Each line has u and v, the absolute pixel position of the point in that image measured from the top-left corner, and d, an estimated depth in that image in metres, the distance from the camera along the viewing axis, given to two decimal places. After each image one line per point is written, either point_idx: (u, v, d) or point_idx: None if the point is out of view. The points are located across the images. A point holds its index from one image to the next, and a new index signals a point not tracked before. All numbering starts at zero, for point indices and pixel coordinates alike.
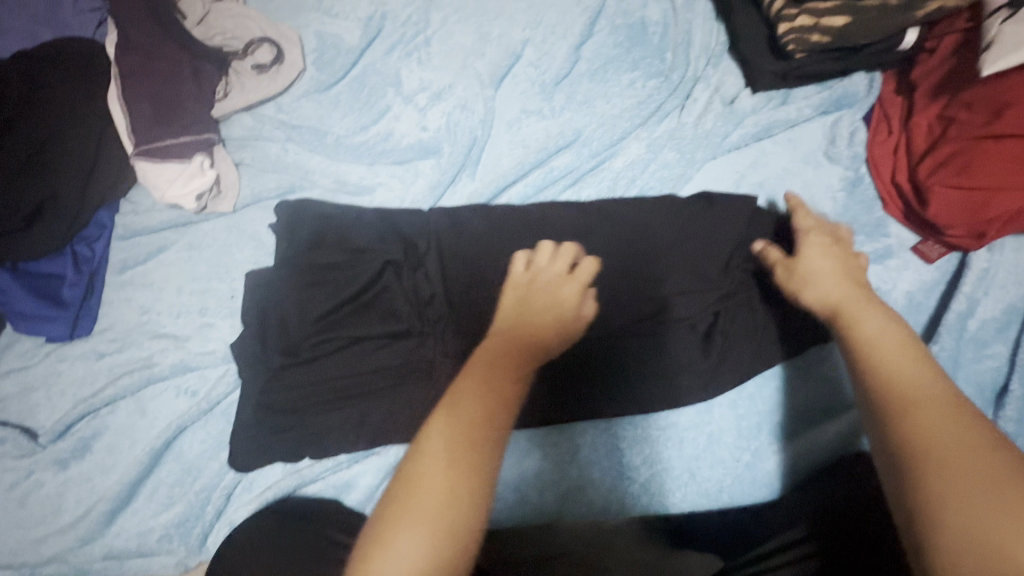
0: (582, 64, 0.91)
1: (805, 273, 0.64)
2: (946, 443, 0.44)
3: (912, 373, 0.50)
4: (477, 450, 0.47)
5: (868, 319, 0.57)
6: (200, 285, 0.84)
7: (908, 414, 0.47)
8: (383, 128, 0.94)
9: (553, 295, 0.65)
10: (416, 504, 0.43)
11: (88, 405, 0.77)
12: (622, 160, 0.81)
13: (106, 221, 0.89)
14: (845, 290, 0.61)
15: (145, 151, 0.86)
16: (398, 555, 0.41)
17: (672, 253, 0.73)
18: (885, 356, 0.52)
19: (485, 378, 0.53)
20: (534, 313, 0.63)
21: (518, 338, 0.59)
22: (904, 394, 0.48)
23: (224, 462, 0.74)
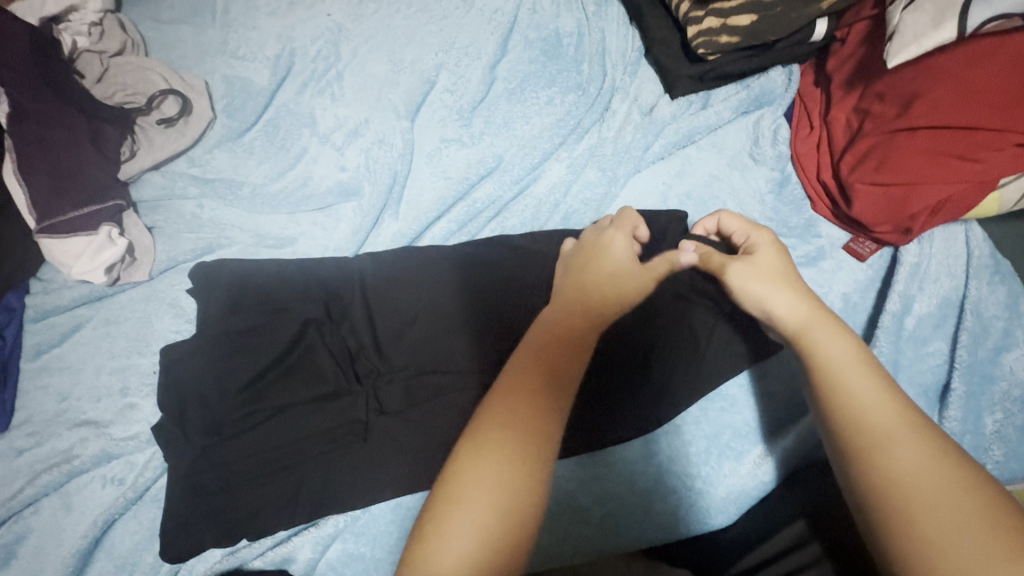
0: (499, 85, 0.88)
1: (761, 282, 0.56)
2: (925, 483, 0.40)
3: (875, 397, 0.46)
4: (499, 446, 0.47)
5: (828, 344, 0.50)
6: (121, 362, 0.80)
7: (876, 456, 0.43)
8: (301, 173, 0.90)
9: (606, 250, 0.63)
10: (475, 490, 0.44)
11: (8, 508, 0.72)
12: (544, 184, 0.79)
13: (16, 303, 0.84)
14: (805, 302, 0.53)
15: (46, 230, 0.78)
16: (458, 534, 0.43)
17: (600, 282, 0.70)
18: (845, 381, 0.48)
19: (541, 375, 0.51)
20: (599, 273, 0.61)
21: (581, 309, 0.57)
22: (871, 426, 0.45)
23: (157, 554, 0.69)
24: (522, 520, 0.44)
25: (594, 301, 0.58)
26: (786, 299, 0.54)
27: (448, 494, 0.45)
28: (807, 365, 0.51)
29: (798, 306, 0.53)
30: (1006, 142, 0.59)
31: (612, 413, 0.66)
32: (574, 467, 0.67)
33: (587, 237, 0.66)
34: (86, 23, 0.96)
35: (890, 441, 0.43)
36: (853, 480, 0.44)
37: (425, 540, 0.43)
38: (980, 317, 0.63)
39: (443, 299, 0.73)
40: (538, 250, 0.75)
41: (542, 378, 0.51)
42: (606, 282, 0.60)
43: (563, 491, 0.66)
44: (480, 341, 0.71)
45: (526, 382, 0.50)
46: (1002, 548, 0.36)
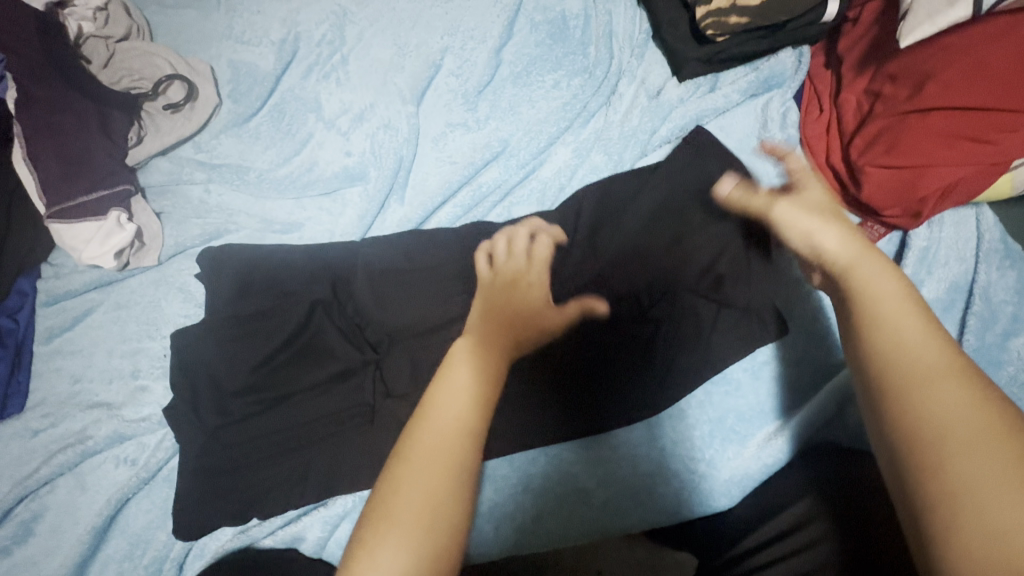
0: (504, 69, 0.87)
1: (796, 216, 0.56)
2: (969, 431, 0.37)
3: (928, 343, 0.42)
4: (446, 473, 0.46)
5: (877, 276, 0.47)
6: (131, 346, 0.81)
7: (916, 398, 0.39)
8: (307, 158, 0.90)
9: (529, 283, 0.64)
10: (410, 511, 0.44)
11: (26, 487, 0.74)
12: (550, 168, 0.78)
13: (29, 288, 0.86)
14: (846, 239, 0.52)
15: (57, 215, 0.80)
16: (393, 551, 0.42)
17: (603, 267, 0.70)
18: (892, 321, 0.44)
19: (475, 393, 0.51)
20: (519, 305, 0.61)
21: (500, 311, 0.61)
22: (907, 367, 0.41)
23: (170, 532, 0.71)
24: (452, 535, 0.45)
25: (518, 331, 0.60)
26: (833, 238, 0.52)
27: (387, 506, 0.45)
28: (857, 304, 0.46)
29: (844, 240, 0.51)
30: (1019, 122, 0.58)
31: (611, 399, 0.67)
32: (576, 450, 0.67)
33: (505, 269, 0.65)
34: (91, 8, 0.95)
35: (925, 384, 0.40)
36: (886, 422, 0.40)
37: (361, 555, 0.43)
38: (989, 301, 0.63)
39: (449, 285, 0.73)
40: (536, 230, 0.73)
41: (480, 377, 0.52)
42: (523, 290, 0.63)
43: (567, 475, 0.67)
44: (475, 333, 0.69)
45: (466, 392, 0.51)
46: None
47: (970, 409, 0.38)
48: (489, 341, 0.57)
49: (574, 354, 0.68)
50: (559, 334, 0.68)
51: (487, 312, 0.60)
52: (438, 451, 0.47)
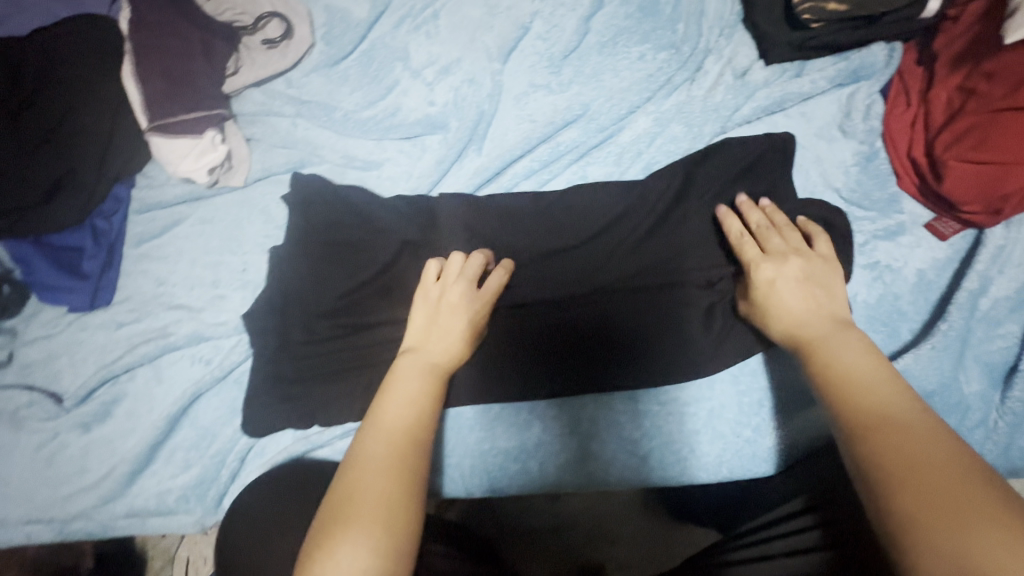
0: (592, 37, 0.89)
1: (776, 283, 0.62)
2: (936, 469, 0.39)
3: (875, 383, 0.48)
4: (398, 467, 0.48)
5: (841, 350, 0.52)
6: (213, 258, 0.86)
7: (884, 438, 0.43)
8: (391, 103, 0.94)
9: (456, 305, 0.65)
10: (359, 512, 0.45)
11: (110, 371, 0.80)
12: (629, 134, 0.79)
13: (124, 194, 0.93)
14: (808, 315, 0.58)
15: (158, 128, 0.87)
16: (350, 550, 0.43)
17: (676, 241, 0.72)
18: (853, 379, 0.49)
19: (422, 409, 0.54)
20: (442, 326, 0.63)
21: (446, 333, 0.63)
22: (876, 416, 0.45)
23: (237, 429, 0.76)
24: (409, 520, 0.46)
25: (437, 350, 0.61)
26: (794, 299, 0.60)
27: (339, 511, 0.45)
28: (819, 371, 0.52)
29: (811, 307, 0.59)
30: None
31: (633, 379, 0.70)
32: (623, 402, 0.71)
33: (437, 287, 0.67)
34: None
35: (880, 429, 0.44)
36: (852, 468, 0.44)
37: (319, 554, 0.43)
38: None
39: (519, 242, 0.74)
40: (603, 194, 0.76)
41: (428, 390, 0.56)
42: (452, 306, 0.65)
43: (615, 422, 0.70)
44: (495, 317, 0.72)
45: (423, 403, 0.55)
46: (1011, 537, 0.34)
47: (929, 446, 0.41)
48: (434, 359, 0.60)
49: (634, 321, 0.71)
50: (623, 300, 0.71)
51: (428, 326, 0.64)
52: (383, 453, 0.49)
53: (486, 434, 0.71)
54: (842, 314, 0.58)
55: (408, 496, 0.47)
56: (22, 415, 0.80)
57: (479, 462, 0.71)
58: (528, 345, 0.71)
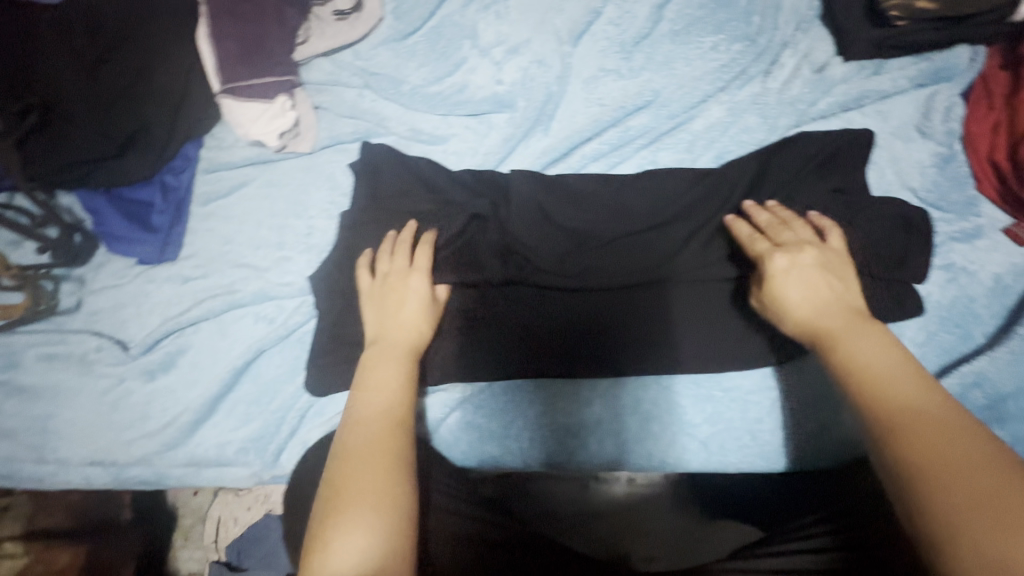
0: (664, 25, 0.89)
1: (789, 275, 0.61)
2: (981, 473, 0.39)
3: (899, 373, 0.47)
4: (384, 452, 0.52)
5: (863, 339, 0.51)
6: (278, 221, 0.88)
7: (920, 438, 0.42)
8: (458, 80, 0.94)
9: (404, 291, 0.69)
10: (353, 500, 0.48)
11: (177, 323, 0.83)
12: (702, 122, 0.79)
13: (193, 154, 0.95)
14: (821, 308, 0.57)
15: (230, 91, 0.89)
16: (349, 536, 0.46)
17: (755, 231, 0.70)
18: (874, 372, 0.48)
19: (400, 394, 0.58)
20: (398, 312, 0.67)
21: (403, 320, 0.66)
22: (909, 412, 0.44)
23: (299, 386, 0.78)
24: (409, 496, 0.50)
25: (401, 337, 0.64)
26: (801, 294, 0.59)
27: (337, 499, 0.49)
28: (841, 363, 0.51)
29: (829, 299, 0.58)
30: None
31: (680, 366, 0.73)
32: (687, 386, 0.74)
33: (388, 275, 0.70)
34: None
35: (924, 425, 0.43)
36: (886, 465, 0.43)
37: (323, 544, 0.46)
38: None
39: (587, 226, 0.75)
40: (671, 182, 0.76)
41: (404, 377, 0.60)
42: (402, 292, 0.68)
43: (679, 405, 0.74)
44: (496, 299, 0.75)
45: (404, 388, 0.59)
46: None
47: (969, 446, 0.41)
48: (403, 344, 0.64)
49: (691, 304, 0.73)
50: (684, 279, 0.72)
51: (382, 318, 0.67)
52: (370, 441, 0.52)
53: (545, 408, 0.75)
54: (852, 299, 0.58)
55: (399, 474, 0.51)
56: (91, 359, 0.83)
57: (537, 435, 0.74)
58: (524, 325, 0.75)
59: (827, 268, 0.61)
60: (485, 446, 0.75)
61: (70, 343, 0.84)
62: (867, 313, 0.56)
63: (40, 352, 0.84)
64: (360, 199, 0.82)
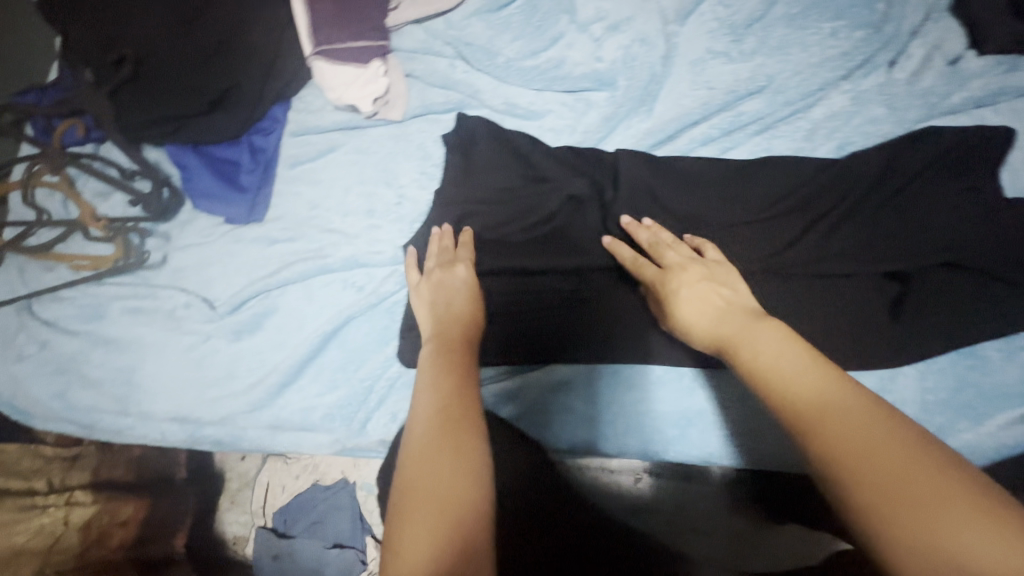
0: (779, 8, 0.85)
1: (687, 292, 0.61)
2: (894, 459, 0.39)
3: (798, 364, 0.47)
4: (438, 444, 0.49)
5: (756, 338, 0.52)
6: (367, 188, 0.86)
7: (830, 432, 0.41)
8: (555, 55, 0.91)
9: (449, 284, 0.69)
10: (418, 505, 0.46)
11: (265, 283, 0.82)
12: (823, 109, 0.76)
13: (281, 115, 0.92)
14: (728, 320, 0.56)
15: (324, 53, 0.87)
16: (420, 541, 0.43)
17: (864, 229, 0.70)
18: (786, 367, 0.47)
19: (435, 386, 0.55)
20: (444, 302, 0.67)
21: (444, 311, 0.66)
22: (821, 404, 0.44)
23: (387, 356, 0.76)
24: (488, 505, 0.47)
25: (449, 322, 0.65)
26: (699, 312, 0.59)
27: (403, 508, 0.46)
28: (762, 364, 0.49)
29: (720, 307, 0.58)
30: None
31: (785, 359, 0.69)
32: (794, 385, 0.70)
33: (432, 270, 0.71)
34: None
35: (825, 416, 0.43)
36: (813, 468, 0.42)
37: (397, 553, 0.44)
38: None
39: (697, 213, 0.72)
40: (791, 172, 0.73)
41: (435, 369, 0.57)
42: (449, 284, 0.69)
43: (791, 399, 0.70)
44: (525, 294, 0.73)
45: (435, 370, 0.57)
46: (972, 514, 0.36)
47: (868, 427, 0.41)
48: (443, 335, 0.63)
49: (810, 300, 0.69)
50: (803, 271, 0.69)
51: (432, 309, 0.68)
52: (418, 436, 0.50)
53: (643, 396, 0.71)
54: (743, 302, 0.58)
55: (456, 460, 0.48)
56: (179, 315, 0.82)
57: (634, 421, 0.70)
58: (571, 317, 0.72)
59: (714, 282, 0.62)
60: (574, 428, 0.71)
61: (157, 298, 0.83)
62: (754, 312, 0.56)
63: (125, 305, 0.84)
64: (452, 169, 0.80)
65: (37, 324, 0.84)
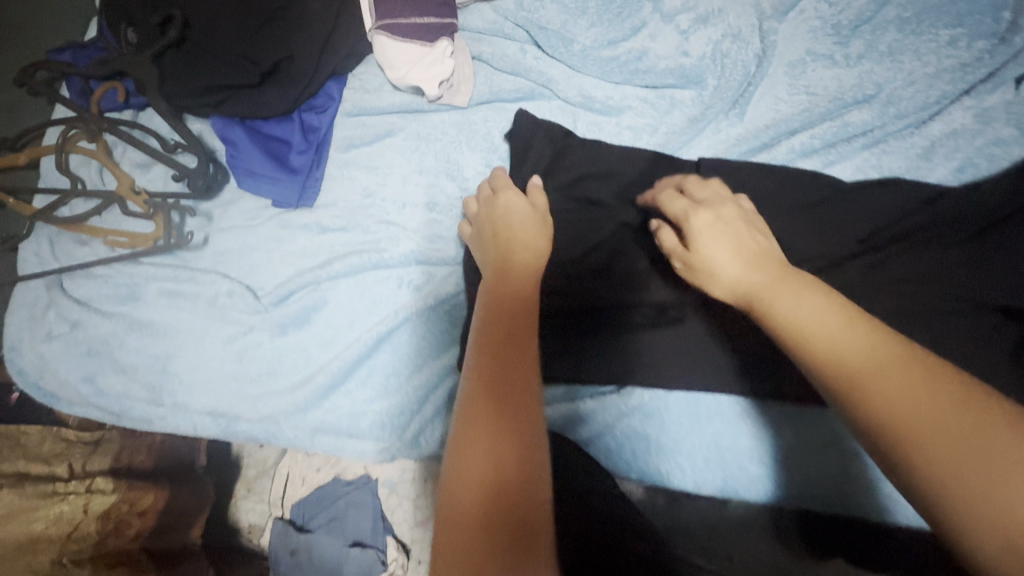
0: (891, 10, 0.77)
1: (711, 233, 0.54)
2: (929, 414, 0.36)
3: (832, 320, 0.43)
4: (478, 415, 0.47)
5: (790, 294, 0.47)
6: (428, 179, 0.80)
7: (866, 395, 0.39)
8: (637, 46, 0.84)
9: (513, 215, 0.64)
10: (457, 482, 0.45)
11: (314, 276, 0.76)
12: (940, 125, 0.70)
13: (336, 92, 0.86)
14: (753, 271, 0.50)
15: (387, 28, 0.81)
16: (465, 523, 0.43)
17: (989, 261, 0.62)
18: (819, 330, 0.43)
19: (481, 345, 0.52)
20: (510, 234, 0.63)
21: (500, 249, 0.63)
22: (852, 366, 0.40)
23: (447, 364, 0.71)
24: (525, 464, 0.44)
25: (520, 259, 0.61)
26: (730, 255, 0.52)
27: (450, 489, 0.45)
28: (778, 331, 0.46)
29: (752, 251, 0.52)
30: None
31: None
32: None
33: (485, 210, 0.67)
34: None
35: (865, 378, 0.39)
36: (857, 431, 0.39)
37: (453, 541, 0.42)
38: None
39: (796, 238, 0.65)
40: (905, 195, 0.66)
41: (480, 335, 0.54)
42: (510, 221, 0.64)
43: None
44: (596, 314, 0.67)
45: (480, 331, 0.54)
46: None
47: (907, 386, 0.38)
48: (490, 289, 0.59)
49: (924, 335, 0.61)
50: (912, 305, 0.62)
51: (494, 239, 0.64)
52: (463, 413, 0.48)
53: (725, 428, 0.65)
54: (773, 253, 0.53)
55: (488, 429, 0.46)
56: (221, 303, 0.76)
57: (715, 454, 0.65)
58: (649, 337, 0.66)
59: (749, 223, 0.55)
60: (649, 457, 0.66)
61: (197, 283, 0.78)
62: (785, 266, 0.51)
63: (163, 287, 0.78)
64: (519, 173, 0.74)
65: (68, 303, 0.78)
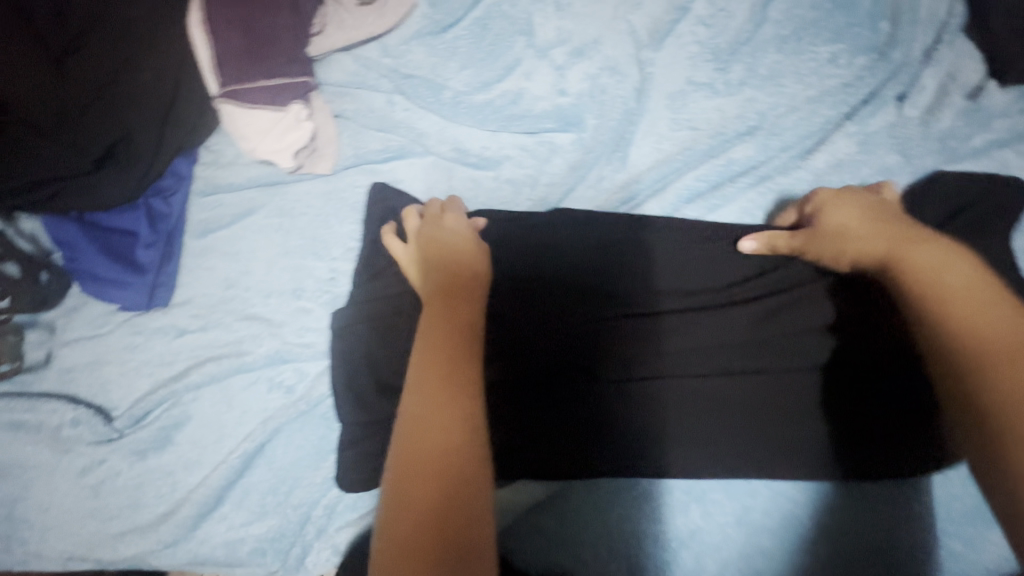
0: (768, 29, 0.73)
1: (842, 207, 0.57)
2: None
3: (986, 300, 0.44)
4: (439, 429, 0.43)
5: (931, 260, 0.48)
6: (294, 261, 0.72)
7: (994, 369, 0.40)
8: (511, 87, 0.77)
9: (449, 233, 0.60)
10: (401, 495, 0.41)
11: (172, 390, 0.68)
12: (825, 156, 0.66)
13: (184, 171, 0.76)
14: (884, 237, 0.52)
15: (234, 95, 0.70)
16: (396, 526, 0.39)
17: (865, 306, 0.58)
18: (962, 307, 0.44)
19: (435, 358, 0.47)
20: (445, 243, 0.59)
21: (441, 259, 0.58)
22: (983, 345, 0.42)
23: (325, 477, 0.64)
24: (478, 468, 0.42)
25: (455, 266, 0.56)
26: (865, 229, 0.54)
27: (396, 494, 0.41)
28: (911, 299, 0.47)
29: (880, 225, 0.54)
30: None
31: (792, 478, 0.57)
32: (780, 504, 0.59)
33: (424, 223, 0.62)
34: None
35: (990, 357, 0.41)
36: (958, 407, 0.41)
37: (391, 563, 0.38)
38: None
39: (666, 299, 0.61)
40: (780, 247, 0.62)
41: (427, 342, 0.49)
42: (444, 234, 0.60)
43: (791, 516, 0.59)
44: (551, 376, 0.59)
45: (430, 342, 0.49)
46: None
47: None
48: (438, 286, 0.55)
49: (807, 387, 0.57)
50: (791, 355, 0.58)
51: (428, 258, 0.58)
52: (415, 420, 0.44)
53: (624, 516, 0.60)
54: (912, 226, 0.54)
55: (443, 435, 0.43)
56: (65, 435, 0.68)
57: None
58: (536, 415, 0.59)
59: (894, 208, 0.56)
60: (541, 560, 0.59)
61: (39, 412, 0.69)
62: (927, 231, 0.52)
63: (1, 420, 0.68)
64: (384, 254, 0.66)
65: None
